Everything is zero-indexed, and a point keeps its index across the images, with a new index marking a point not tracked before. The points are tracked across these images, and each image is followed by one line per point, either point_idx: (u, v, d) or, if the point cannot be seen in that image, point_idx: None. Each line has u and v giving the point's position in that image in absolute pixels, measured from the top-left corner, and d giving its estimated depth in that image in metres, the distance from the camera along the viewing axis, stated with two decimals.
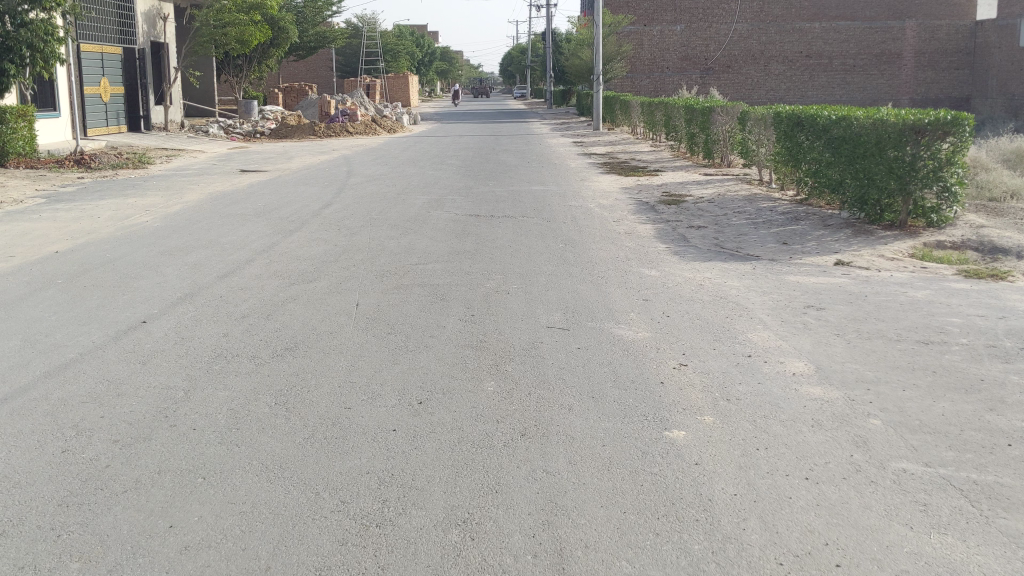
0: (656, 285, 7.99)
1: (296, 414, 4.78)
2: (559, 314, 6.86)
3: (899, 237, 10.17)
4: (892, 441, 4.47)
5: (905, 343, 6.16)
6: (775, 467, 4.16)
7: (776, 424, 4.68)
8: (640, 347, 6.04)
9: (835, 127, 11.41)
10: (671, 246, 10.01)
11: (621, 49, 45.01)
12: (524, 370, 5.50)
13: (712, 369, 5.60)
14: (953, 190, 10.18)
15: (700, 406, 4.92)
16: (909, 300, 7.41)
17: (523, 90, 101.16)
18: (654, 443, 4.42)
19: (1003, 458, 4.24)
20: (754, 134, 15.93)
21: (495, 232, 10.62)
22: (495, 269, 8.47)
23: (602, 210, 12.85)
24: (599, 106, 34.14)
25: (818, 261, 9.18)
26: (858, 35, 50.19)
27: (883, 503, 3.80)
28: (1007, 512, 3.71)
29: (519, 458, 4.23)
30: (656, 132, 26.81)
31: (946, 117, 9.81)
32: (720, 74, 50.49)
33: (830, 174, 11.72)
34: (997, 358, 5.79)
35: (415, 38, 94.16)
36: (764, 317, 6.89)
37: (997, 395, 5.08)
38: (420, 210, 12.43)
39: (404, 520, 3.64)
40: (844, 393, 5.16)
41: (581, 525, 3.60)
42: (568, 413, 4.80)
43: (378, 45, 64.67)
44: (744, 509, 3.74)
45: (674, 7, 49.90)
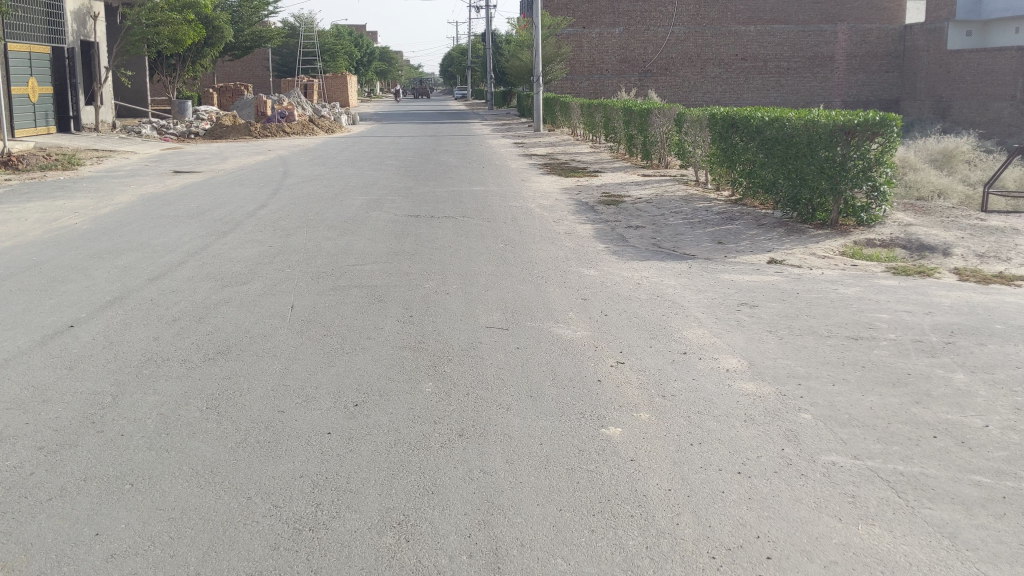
0: (594, 285, 8.01)
1: (228, 418, 4.70)
2: (498, 313, 6.86)
3: (830, 236, 10.39)
4: (821, 435, 4.55)
5: (836, 339, 6.28)
6: (708, 461, 4.22)
7: (710, 419, 4.75)
8: (578, 346, 6.06)
9: (768, 128, 11.65)
10: (609, 246, 10.08)
11: (561, 50, 45.04)
12: (462, 370, 5.49)
13: (649, 366, 5.66)
14: (882, 189, 10.42)
15: (636, 404, 4.95)
16: (840, 297, 7.57)
17: (462, 91, 100.37)
18: (590, 441, 4.44)
19: (929, 449, 4.35)
20: (690, 136, 16.15)
21: (435, 233, 10.58)
22: (435, 270, 8.44)
23: (542, 211, 12.88)
24: (538, 108, 34.16)
25: (752, 259, 9.35)
26: (791, 39, 50.59)
27: (813, 495, 3.87)
28: (931, 502, 3.81)
29: (455, 459, 4.21)
30: (597, 133, 26.97)
31: (876, 118, 10.08)
32: (657, 77, 50.59)
33: (763, 175, 11.94)
34: (924, 352, 5.94)
35: (354, 37, 93.21)
36: (700, 314, 6.98)
37: (924, 389, 5.21)
38: (358, 211, 12.29)
39: (338, 523, 3.60)
40: (775, 388, 5.24)
41: (516, 524, 3.59)
42: (506, 412, 4.80)
43: (315, 45, 63.71)
44: (678, 503, 3.78)
45: (613, 9, 49.88)
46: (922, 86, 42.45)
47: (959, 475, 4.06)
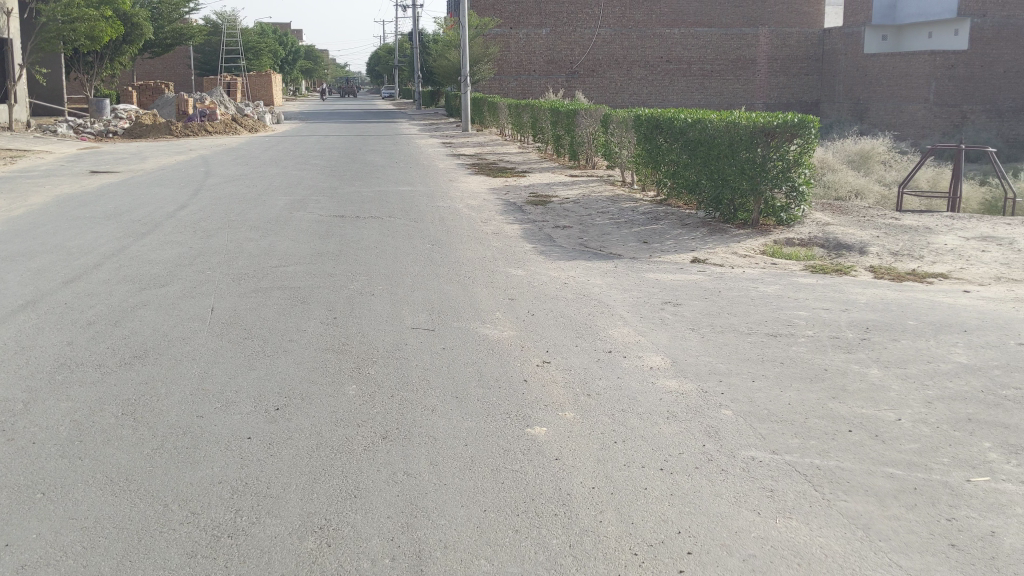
0: (520, 285, 8.02)
1: (146, 424, 4.59)
2: (424, 314, 6.82)
3: (751, 235, 10.60)
4: (741, 430, 4.63)
5: (756, 336, 6.41)
6: (632, 458, 4.26)
7: (634, 417, 4.79)
8: (504, 346, 6.07)
9: (691, 130, 11.82)
10: (536, 246, 10.12)
11: (488, 51, 44.97)
12: (386, 372, 5.45)
13: (574, 365, 5.69)
14: (801, 190, 10.67)
15: (562, 404, 4.96)
16: (760, 295, 7.72)
17: (391, 90, 99.43)
18: (516, 441, 4.44)
19: (845, 443, 4.46)
20: (616, 137, 16.31)
21: (360, 233, 10.49)
22: (360, 271, 8.36)
23: (469, 211, 12.86)
24: (466, 108, 34.12)
25: (676, 258, 9.48)
26: (713, 42, 50.09)
27: (732, 490, 3.94)
28: (846, 495, 3.90)
29: (379, 461, 4.17)
30: (524, 133, 27.07)
31: (794, 120, 10.33)
32: (585, 78, 49.75)
33: (687, 175, 12.10)
34: (840, 348, 6.09)
35: (278, 35, 91.76)
36: (625, 313, 7.05)
37: (840, 384, 5.33)
38: (281, 212, 12.09)
39: (258, 529, 3.54)
40: (697, 385, 5.32)
41: (440, 525, 3.58)
42: (431, 413, 4.77)
43: (239, 43, 62.47)
44: (601, 502, 3.81)
45: (539, 10, 49.11)
46: (840, 88, 43.42)
47: (873, 468, 4.17)
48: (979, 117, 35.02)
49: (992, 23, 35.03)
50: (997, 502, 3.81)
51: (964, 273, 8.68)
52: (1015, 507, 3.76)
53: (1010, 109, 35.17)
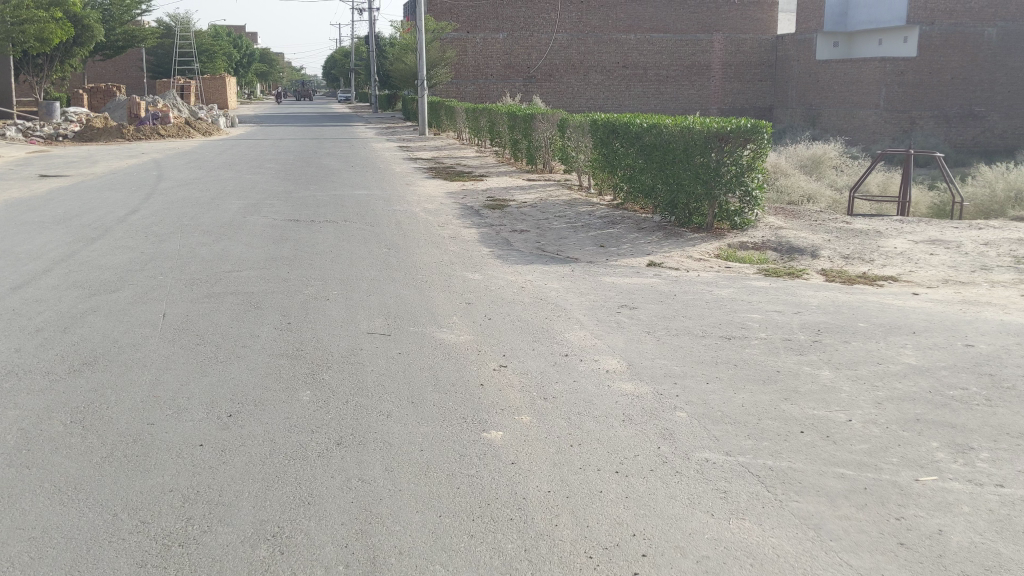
0: (477, 289, 8.02)
1: (96, 431, 4.51)
2: (380, 319, 6.79)
3: (706, 238, 10.71)
4: (695, 432, 4.67)
5: (710, 339, 6.46)
6: (587, 461, 4.27)
7: (590, 421, 4.81)
8: (460, 350, 6.07)
9: (647, 134, 11.91)
10: (494, 250, 10.11)
11: (445, 55, 44.81)
12: (341, 378, 5.41)
13: (531, 369, 5.70)
14: (754, 194, 10.81)
15: (518, 408, 4.97)
16: (714, 298, 7.79)
17: (347, 94, 98.57)
18: (471, 445, 4.43)
19: (797, 444, 4.51)
20: (573, 141, 16.37)
21: (315, 238, 10.42)
22: (315, 276, 8.30)
23: (426, 215, 12.84)
24: (423, 112, 34.02)
25: (632, 261, 9.53)
26: (668, 47, 49.23)
27: (687, 492, 3.97)
28: (799, 495, 3.95)
29: (333, 468, 4.14)
30: (482, 137, 27.05)
31: (747, 125, 10.46)
32: (542, 83, 48.66)
33: (642, 180, 12.18)
34: (792, 350, 6.17)
35: (232, 38, 90.54)
36: (581, 317, 7.08)
37: (792, 386, 5.40)
38: (235, 216, 11.97)
39: (210, 537, 3.50)
40: (652, 388, 5.35)
41: (395, 531, 3.56)
42: (386, 419, 4.75)
43: (191, 45, 61.56)
44: (557, 505, 3.81)
45: (496, 14, 47.84)
46: (793, 93, 44.00)
47: (824, 468, 4.22)
48: (928, 123, 35.66)
49: (939, 30, 35.32)
50: (944, 501, 3.88)
51: (913, 276, 8.84)
52: (961, 506, 3.83)
53: (958, 114, 35.76)
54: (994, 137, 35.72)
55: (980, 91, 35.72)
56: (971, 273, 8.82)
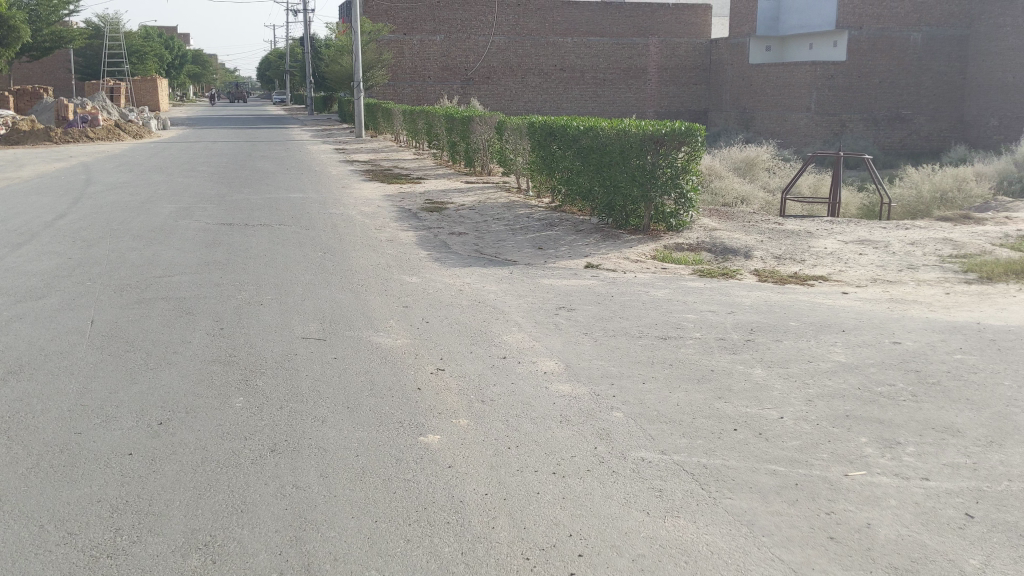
0: (415, 292, 8.00)
1: (21, 442, 4.38)
2: (315, 324, 6.72)
3: (643, 240, 10.82)
4: (632, 432, 4.70)
5: (646, 339, 6.53)
6: (525, 463, 4.28)
7: (528, 422, 4.82)
8: (397, 354, 6.03)
9: (584, 137, 11.98)
10: (431, 253, 10.08)
11: (382, 57, 44.46)
12: (275, 383, 5.33)
13: (468, 372, 5.68)
14: (689, 196, 10.95)
15: (456, 411, 4.95)
16: (651, 299, 7.88)
17: (283, 95, 97.29)
18: (408, 449, 4.41)
19: (730, 442, 4.58)
20: (511, 144, 16.41)
21: (248, 241, 10.28)
22: (249, 281, 8.18)
23: (363, 218, 12.75)
24: (360, 114, 33.80)
25: (570, 263, 9.59)
26: (605, 51, 49.17)
27: (623, 491, 4.00)
28: (732, 493, 4.00)
29: (267, 475, 4.08)
30: (419, 140, 26.98)
31: (682, 129, 10.59)
32: (479, 86, 48.46)
33: (580, 182, 12.26)
34: (726, 349, 6.26)
35: (164, 39, 88.75)
36: (519, 319, 7.09)
37: (726, 384, 5.48)
38: (167, 220, 11.74)
39: (139, 548, 3.42)
40: (590, 389, 5.38)
41: (330, 538, 3.52)
42: (321, 424, 4.70)
43: (121, 46, 60.15)
44: (493, 507, 3.81)
45: (432, 17, 47.31)
46: (727, 97, 44.69)
47: (757, 465, 4.29)
48: (857, 125, 36.61)
49: (867, 34, 36.03)
50: (873, 495, 3.97)
51: (843, 275, 9.04)
52: (889, 499, 3.92)
53: (885, 118, 36.80)
54: (921, 139, 36.84)
55: (906, 95, 36.69)
56: (898, 272, 9.05)
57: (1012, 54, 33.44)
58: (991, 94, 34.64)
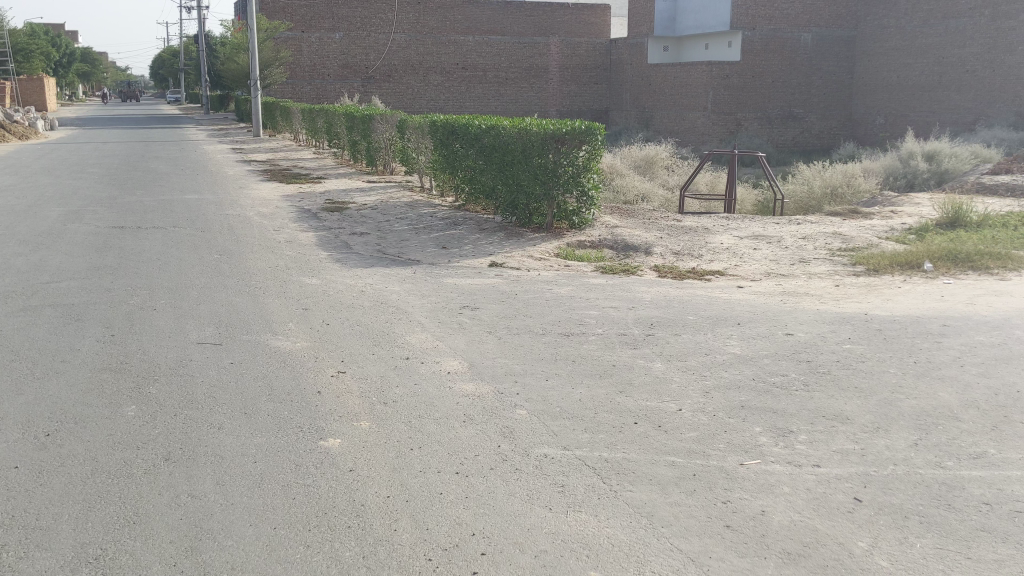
0: (316, 293, 7.88)
1: None
2: (211, 328, 6.55)
3: (546, 238, 10.90)
4: (535, 429, 4.72)
5: (549, 336, 6.57)
6: (427, 464, 4.26)
7: (430, 423, 4.80)
8: (297, 357, 5.93)
9: (485, 136, 11.99)
10: (332, 254, 9.94)
11: (280, 54, 43.56)
12: (169, 390, 5.18)
13: (370, 373, 5.63)
14: (590, 194, 11.09)
15: (357, 413, 4.90)
16: (554, 296, 7.94)
17: (177, 95, 94.55)
18: (308, 454, 4.34)
19: (631, 435, 4.64)
20: (413, 142, 16.32)
21: (141, 245, 9.96)
22: (141, 285, 7.92)
23: (261, 218, 12.51)
24: (258, 113, 33.13)
25: (474, 262, 9.59)
26: (507, 50, 49.01)
27: (525, 488, 4.02)
28: (633, 485, 4.06)
29: (162, 485, 3.96)
30: (319, 138, 26.59)
31: (581, 127, 10.70)
32: (380, 83, 47.21)
33: (483, 181, 12.28)
34: (627, 344, 6.35)
35: (49, 36, 85.20)
36: (422, 319, 7.06)
37: (626, 378, 5.57)
38: (53, 224, 11.27)
39: (26, 564, 3.28)
40: (493, 388, 5.39)
41: (227, 547, 3.44)
42: (218, 431, 4.58)
43: (3, 43, 57.41)
44: (396, 509, 3.78)
45: (331, 14, 46.13)
46: (627, 96, 45.36)
47: (656, 457, 4.37)
48: (752, 124, 37.30)
49: (760, 35, 36.92)
50: (767, 483, 4.08)
51: (739, 270, 9.27)
52: (782, 486, 4.04)
53: (779, 115, 37.84)
54: (812, 137, 38.39)
55: (798, 93, 37.93)
56: (791, 266, 9.35)
57: (896, 54, 34.92)
58: (877, 93, 36.09)
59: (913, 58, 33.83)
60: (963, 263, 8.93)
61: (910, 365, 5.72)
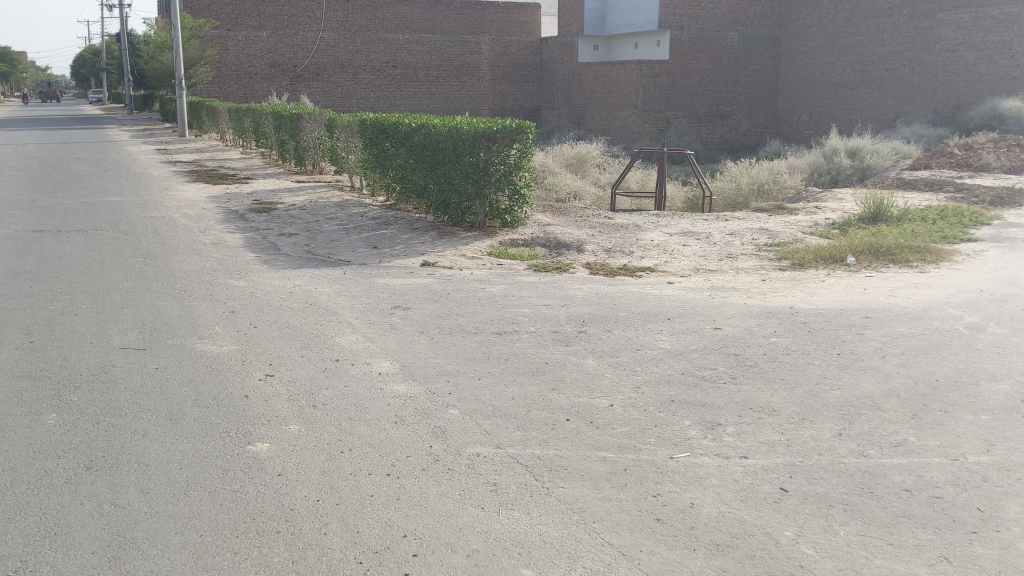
0: (244, 295, 7.75)
1: None
2: (134, 333, 6.39)
3: (478, 237, 10.89)
4: (467, 429, 4.71)
5: (482, 335, 6.55)
6: (358, 466, 4.21)
7: (360, 424, 4.75)
8: (223, 361, 5.82)
9: (415, 134, 11.93)
10: (260, 255, 9.78)
11: (206, 53, 42.74)
12: (91, 398, 5.04)
13: (299, 376, 5.55)
14: (522, 192, 11.12)
15: (286, 417, 4.83)
16: (487, 294, 7.93)
17: (100, 95, 92.20)
18: (235, 459, 4.26)
19: (563, 432, 4.66)
20: (342, 141, 16.16)
21: (61, 248, 9.68)
22: (61, 290, 7.70)
23: (187, 220, 12.25)
24: (183, 113, 32.46)
25: (405, 262, 9.52)
26: (437, 49, 48.36)
27: (457, 488, 4.00)
28: (564, 481, 4.08)
29: (83, 494, 3.85)
30: (247, 138, 26.17)
31: (512, 125, 10.71)
32: (310, 82, 46.18)
33: (413, 179, 12.21)
34: (560, 341, 6.37)
35: None
36: (352, 319, 6.99)
37: (559, 375, 5.59)
38: None
39: None
40: (425, 388, 5.36)
41: (151, 556, 3.36)
42: (142, 438, 4.47)
43: None
44: (326, 513, 3.73)
45: (258, 11, 45.15)
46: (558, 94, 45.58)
47: (588, 453, 4.39)
48: (681, 122, 37.85)
49: (687, 35, 37.62)
50: (696, 475, 4.13)
51: (669, 266, 9.37)
52: (710, 478, 4.09)
53: (707, 114, 38.36)
54: (739, 135, 38.90)
55: (725, 92, 38.43)
56: (719, 261, 9.49)
57: (819, 53, 35.74)
58: (801, 90, 36.87)
59: (836, 56, 34.76)
60: (885, 256, 9.16)
61: (834, 356, 5.84)
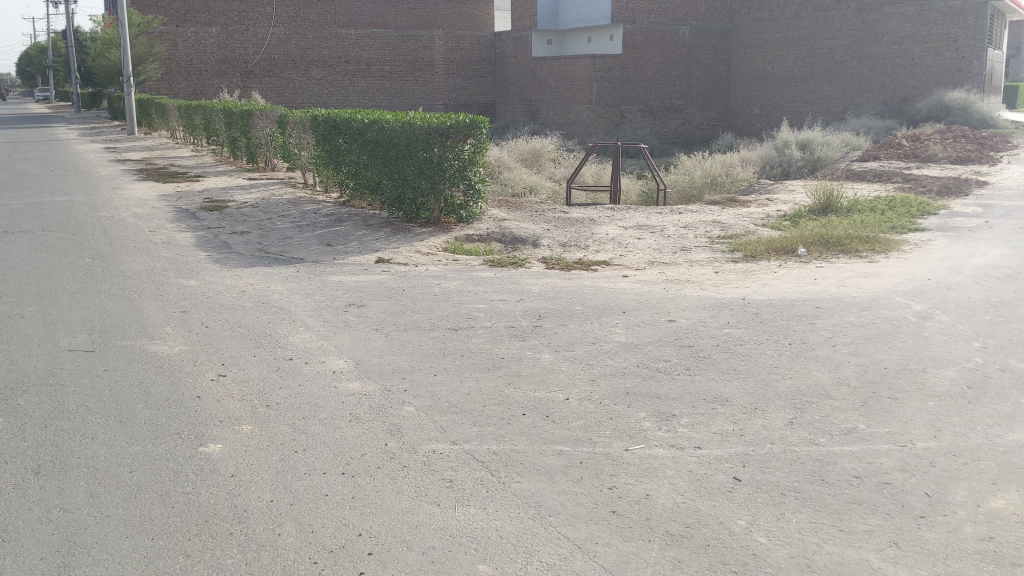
0: (195, 295, 7.65)
1: None
2: (83, 335, 6.28)
3: (433, 232, 10.85)
4: (422, 425, 4.70)
5: (437, 332, 6.53)
6: (312, 466, 4.18)
7: (314, 423, 4.72)
8: (175, 362, 5.74)
9: (368, 130, 11.86)
10: (211, 254, 9.66)
11: (154, 49, 42.10)
12: (38, 401, 4.94)
13: (252, 376, 5.49)
14: (477, 187, 11.11)
15: (239, 417, 4.78)
16: (442, 290, 7.91)
17: (47, 92, 90.34)
18: (187, 461, 4.21)
19: (519, 427, 4.66)
20: (295, 138, 16.00)
21: (6, 250, 9.49)
22: (6, 292, 7.54)
23: (136, 219, 12.06)
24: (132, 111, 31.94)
25: (360, 259, 9.47)
26: (391, 43, 47.77)
27: (413, 485, 3.99)
28: (520, 476, 4.08)
29: (31, 500, 3.77)
30: (198, 135, 25.81)
31: (466, 120, 10.69)
32: (261, 78, 45.65)
33: (367, 175, 12.13)
34: (515, 336, 6.37)
35: None
36: (306, 318, 6.93)
37: (515, 370, 5.59)
38: None
39: None
40: (380, 385, 5.34)
41: (101, 561, 3.30)
42: (91, 442, 4.40)
43: None
44: (279, 513, 3.70)
45: (207, 8, 44.76)
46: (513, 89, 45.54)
47: (543, 447, 4.39)
48: (635, 116, 38.08)
49: (640, 29, 37.82)
50: (651, 467, 4.16)
51: (624, 259, 9.43)
52: (665, 470, 4.12)
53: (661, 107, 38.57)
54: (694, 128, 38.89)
55: (679, 85, 38.43)
56: (673, 254, 9.56)
57: (770, 46, 36.11)
58: (753, 84, 37.22)
59: (787, 50, 35.10)
60: (835, 246, 9.29)
61: (786, 346, 5.91)
